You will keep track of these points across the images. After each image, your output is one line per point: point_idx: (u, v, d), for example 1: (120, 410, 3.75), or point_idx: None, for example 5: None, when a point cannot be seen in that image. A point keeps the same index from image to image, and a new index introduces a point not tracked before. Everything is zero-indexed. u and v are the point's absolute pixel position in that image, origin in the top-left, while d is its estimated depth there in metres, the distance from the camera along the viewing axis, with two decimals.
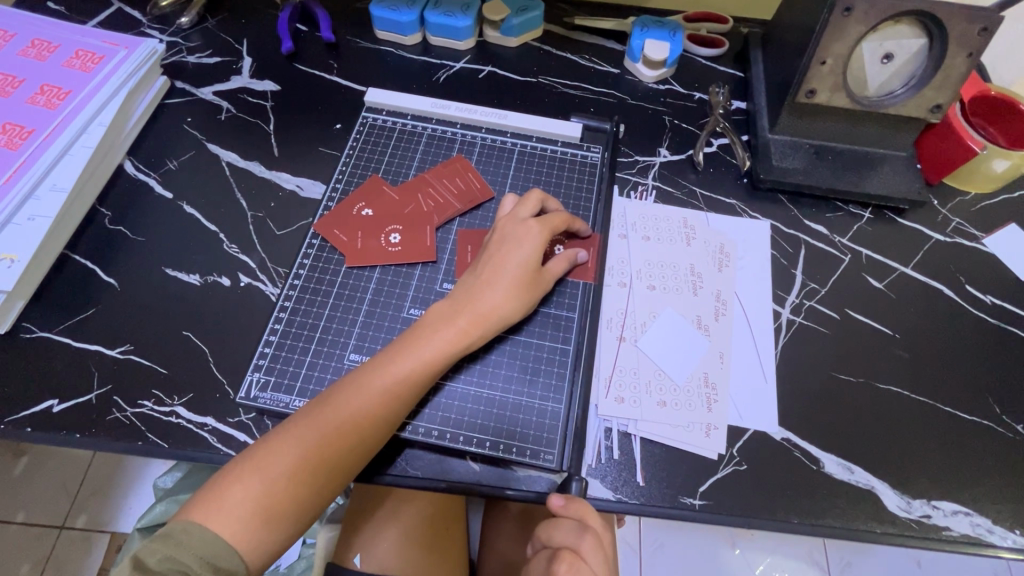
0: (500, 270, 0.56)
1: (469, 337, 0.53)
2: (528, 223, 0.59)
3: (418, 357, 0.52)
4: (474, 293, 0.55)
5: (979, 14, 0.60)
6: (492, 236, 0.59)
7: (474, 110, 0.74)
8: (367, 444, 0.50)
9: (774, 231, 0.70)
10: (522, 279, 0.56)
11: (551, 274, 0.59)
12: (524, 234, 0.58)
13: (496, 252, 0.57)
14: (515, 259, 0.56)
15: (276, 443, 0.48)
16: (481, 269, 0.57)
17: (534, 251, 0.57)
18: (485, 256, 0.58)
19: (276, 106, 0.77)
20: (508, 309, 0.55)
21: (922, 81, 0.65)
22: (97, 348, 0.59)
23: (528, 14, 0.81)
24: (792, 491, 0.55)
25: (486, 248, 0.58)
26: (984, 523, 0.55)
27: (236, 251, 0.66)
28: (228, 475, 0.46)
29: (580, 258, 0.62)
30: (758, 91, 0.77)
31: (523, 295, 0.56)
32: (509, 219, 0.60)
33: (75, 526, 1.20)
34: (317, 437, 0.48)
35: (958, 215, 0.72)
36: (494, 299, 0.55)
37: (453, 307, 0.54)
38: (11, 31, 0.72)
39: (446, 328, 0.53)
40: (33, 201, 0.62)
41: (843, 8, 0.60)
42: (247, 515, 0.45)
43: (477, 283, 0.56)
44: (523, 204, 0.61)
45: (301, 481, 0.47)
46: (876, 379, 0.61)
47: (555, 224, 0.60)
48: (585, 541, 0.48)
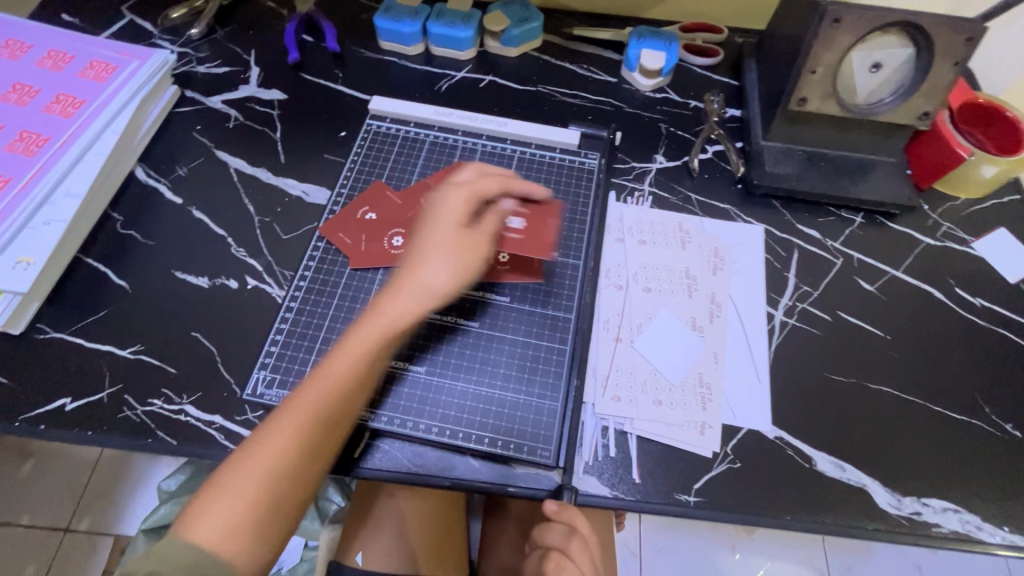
0: (428, 246, 0.55)
1: (405, 312, 0.53)
2: (454, 194, 0.58)
3: (357, 342, 0.51)
4: (407, 273, 0.54)
5: (964, 25, 0.61)
6: (422, 217, 0.58)
7: (475, 118, 0.76)
8: (327, 435, 0.49)
9: (768, 235, 0.72)
10: (454, 249, 0.55)
11: (486, 235, 0.57)
12: (447, 206, 0.57)
13: (425, 230, 0.56)
14: (444, 232, 0.56)
15: (240, 458, 0.47)
16: (410, 249, 0.56)
17: (459, 220, 0.56)
18: (413, 237, 0.57)
19: (282, 115, 0.79)
20: (443, 278, 0.54)
21: (909, 89, 0.67)
22: (108, 348, 0.61)
23: (528, 25, 0.83)
24: (783, 489, 0.56)
25: (417, 227, 0.58)
26: (973, 520, 0.56)
27: (243, 254, 0.68)
28: (202, 498, 0.46)
29: (506, 207, 0.60)
30: (752, 100, 0.79)
31: (457, 262, 0.55)
32: (437, 196, 0.59)
33: (79, 528, 1.21)
34: (270, 442, 0.47)
35: (948, 219, 0.74)
36: (425, 274, 0.54)
37: (388, 290, 0.54)
38: (27, 42, 0.75)
39: (379, 309, 0.53)
40: (48, 207, 0.64)
41: (831, 19, 0.62)
42: (227, 531, 0.45)
43: (407, 263, 0.55)
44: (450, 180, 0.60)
45: (265, 486, 0.46)
46: (867, 379, 0.63)
47: (482, 188, 0.58)
48: (572, 543, 0.52)
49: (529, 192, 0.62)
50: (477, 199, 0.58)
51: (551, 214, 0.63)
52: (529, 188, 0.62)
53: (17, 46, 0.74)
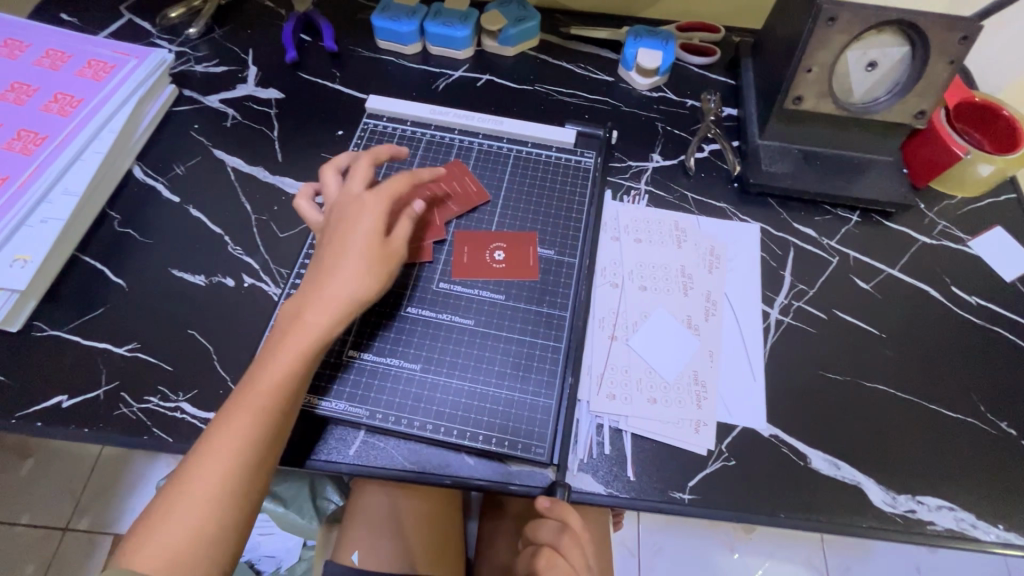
0: (344, 253, 0.52)
1: (325, 322, 0.50)
2: (363, 197, 0.55)
3: (280, 357, 0.49)
4: (322, 282, 0.51)
5: (959, 23, 0.61)
6: (332, 222, 0.55)
7: (472, 117, 0.76)
8: (262, 453, 0.47)
9: (764, 234, 0.72)
10: (370, 254, 0.53)
11: (399, 239, 0.56)
12: (359, 211, 0.55)
13: (339, 237, 0.54)
14: (355, 238, 0.53)
15: (177, 488, 0.45)
16: (325, 258, 0.53)
17: (373, 223, 0.54)
18: (325, 245, 0.54)
19: (280, 114, 0.79)
20: (363, 285, 0.52)
21: (905, 87, 0.67)
22: (105, 346, 0.61)
23: (525, 24, 0.83)
24: (778, 486, 0.57)
25: (327, 234, 0.55)
26: (968, 518, 0.56)
27: (239, 252, 0.68)
28: (144, 531, 0.43)
29: (416, 208, 0.60)
30: (748, 98, 0.79)
31: (374, 267, 0.53)
32: (347, 200, 0.56)
33: (79, 527, 1.22)
34: (199, 467, 0.45)
35: (944, 218, 0.74)
36: (343, 282, 0.51)
37: (302, 301, 0.51)
38: (25, 42, 0.75)
39: (297, 321, 0.50)
40: (45, 205, 0.64)
41: (827, 17, 0.62)
42: (173, 561, 0.42)
43: (321, 271, 0.53)
44: (355, 181, 0.58)
45: (201, 511, 0.44)
46: (862, 377, 0.63)
47: (391, 191, 0.56)
48: (563, 540, 0.52)
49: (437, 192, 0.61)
50: (389, 201, 0.56)
51: (531, 244, 0.67)
52: (428, 171, 0.63)
53: (16, 45, 0.75)
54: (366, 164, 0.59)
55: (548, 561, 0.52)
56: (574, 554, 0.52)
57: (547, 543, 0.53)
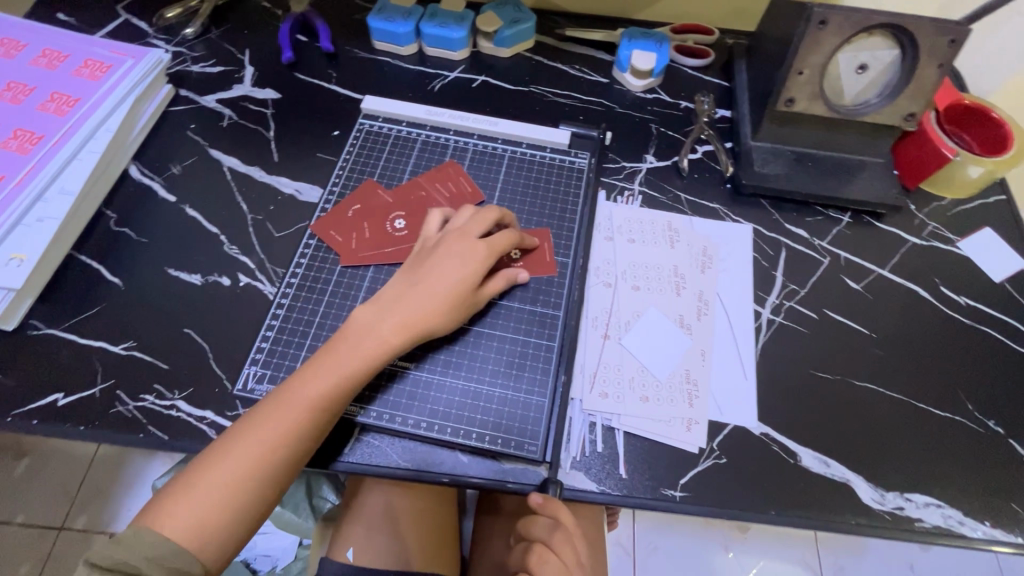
0: (435, 286, 0.56)
1: (396, 341, 0.54)
2: (474, 243, 0.59)
3: (343, 356, 0.53)
4: (406, 303, 0.55)
5: (948, 27, 0.62)
6: (433, 249, 0.59)
7: (467, 118, 0.76)
8: (302, 444, 0.51)
9: (756, 234, 0.73)
10: (457, 296, 0.57)
11: (486, 292, 0.60)
12: (467, 253, 0.58)
13: (433, 266, 0.57)
14: (452, 278, 0.57)
15: (213, 455, 0.49)
16: (414, 277, 0.57)
17: (472, 273, 0.57)
18: (420, 265, 0.58)
19: (276, 114, 0.79)
20: (439, 320, 0.56)
21: (895, 90, 0.68)
22: (101, 344, 0.62)
23: (521, 26, 0.84)
24: (768, 483, 0.57)
25: (425, 258, 0.59)
26: (955, 515, 0.57)
27: (235, 252, 0.68)
28: (172, 492, 0.48)
29: (520, 277, 0.63)
30: (741, 100, 0.80)
31: (454, 311, 0.57)
32: (456, 234, 0.60)
33: (74, 527, 1.21)
34: (245, 446, 0.49)
35: (934, 219, 0.75)
36: (424, 311, 0.55)
37: (386, 314, 0.55)
38: (22, 41, 0.75)
39: (373, 332, 0.54)
40: (42, 204, 0.64)
41: (817, 21, 0.63)
42: (191, 526, 0.46)
43: (406, 292, 0.56)
44: (472, 219, 0.61)
45: (234, 487, 0.48)
46: (852, 376, 0.64)
47: (497, 245, 0.60)
48: (556, 536, 0.53)
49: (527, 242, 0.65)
50: (493, 254, 0.59)
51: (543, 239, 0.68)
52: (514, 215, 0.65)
53: (12, 44, 0.75)
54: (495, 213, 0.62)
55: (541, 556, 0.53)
56: (565, 550, 0.53)
57: (540, 539, 0.54)
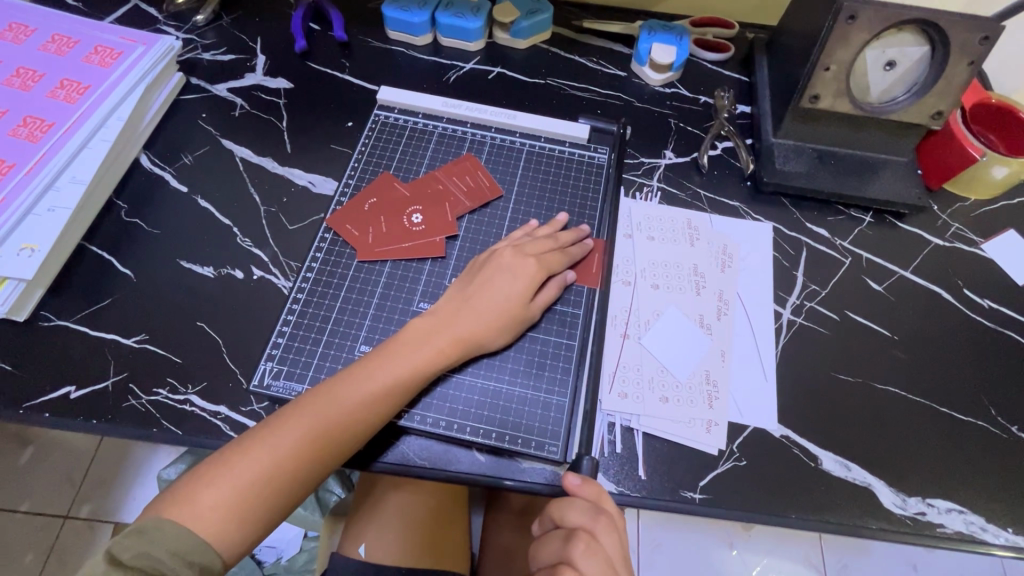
0: (487, 301, 0.57)
1: (449, 352, 0.55)
2: (526, 259, 0.60)
3: (394, 361, 0.53)
4: (461, 317, 0.56)
5: (980, 23, 0.61)
6: (487, 262, 0.60)
7: (484, 111, 0.75)
8: (344, 446, 0.51)
9: (777, 233, 0.71)
10: (509, 312, 0.58)
11: (538, 305, 0.60)
12: (520, 269, 0.59)
13: (486, 280, 0.59)
14: (505, 294, 0.58)
15: (249, 444, 0.48)
16: (468, 291, 0.58)
17: (524, 291, 0.59)
18: (473, 279, 0.59)
19: (289, 104, 0.78)
20: (490, 336, 0.57)
21: (923, 87, 0.66)
22: (113, 337, 0.61)
23: (538, 17, 0.82)
24: (790, 486, 0.57)
25: (479, 270, 0.60)
26: (978, 521, 0.56)
27: (248, 245, 0.67)
28: (201, 477, 0.47)
29: (568, 278, 0.62)
30: (763, 96, 0.78)
31: (505, 326, 0.57)
32: (511, 249, 0.61)
33: (79, 516, 1.21)
34: (289, 442, 0.49)
35: (957, 220, 0.74)
36: (477, 325, 0.56)
37: (441, 326, 0.56)
38: (31, 26, 0.74)
39: (426, 341, 0.55)
40: (52, 193, 0.63)
41: (847, 15, 0.61)
42: (218, 518, 0.46)
43: (461, 306, 0.57)
44: (527, 240, 0.62)
45: (270, 482, 0.48)
46: (874, 379, 0.63)
47: (548, 261, 0.61)
48: (600, 523, 0.49)
49: (578, 256, 0.64)
50: (545, 270, 0.60)
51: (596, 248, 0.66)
52: (571, 236, 0.64)
53: (21, 29, 0.74)
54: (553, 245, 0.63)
55: (586, 544, 0.48)
56: (610, 538, 0.49)
57: (580, 528, 0.49)
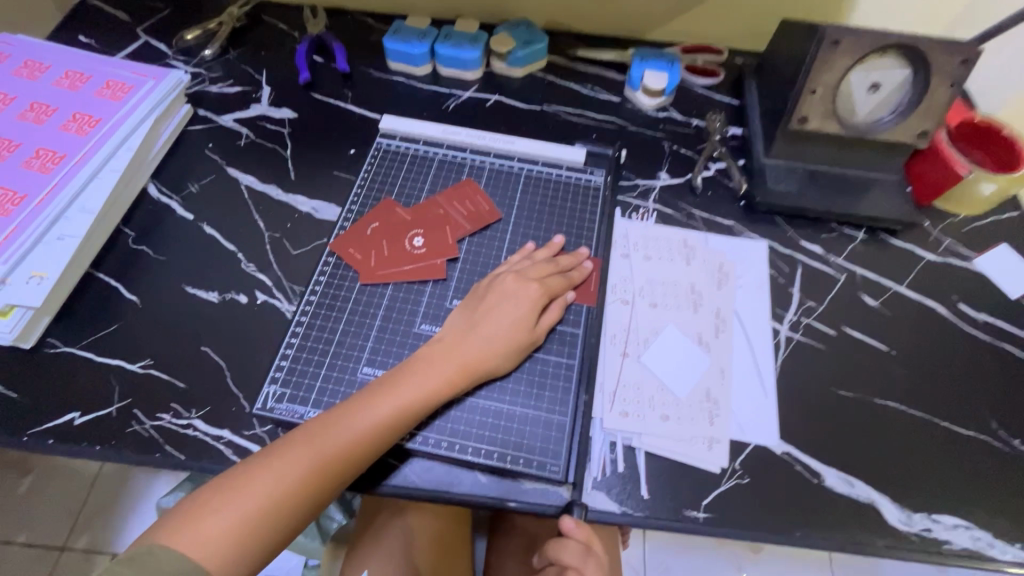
0: (494, 326, 0.58)
1: (456, 378, 0.56)
2: (529, 284, 0.61)
3: (402, 389, 0.54)
4: (468, 342, 0.57)
5: (959, 47, 0.63)
6: (490, 287, 0.61)
7: (483, 137, 0.77)
8: (349, 470, 0.51)
9: (771, 251, 0.73)
10: (513, 337, 0.58)
11: (540, 329, 0.61)
12: (523, 293, 0.60)
13: (492, 305, 0.60)
14: (509, 320, 0.59)
15: (254, 470, 0.49)
16: (474, 317, 0.59)
17: (528, 317, 0.60)
18: (478, 305, 0.60)
19: (293, 133, 0.80)
20: (495, 362, 0.57)
21: (907, 108, 0.68)
22: (118, 362, 0.61)
23: (534, 46, 0.85)
24: (795, 504, 0.56)
25: (483, 295, 0.61)
26: (985, 537, 0.55)
27: (252, 269, 0.68)
28: (204, 502, 0.47)
29: (568, 299, 0.63)
30: (753, 118, 0.81)
31: (510, 351, 0.58)
32: (513, 274, 0.62)
33: (76, 547, 1.20)
34: (296, 467, 0.49)
35: (948, 236, 0.75)
36: (485, 351, 0.57)
37: (449, 354, 0.56)
38: (45, 62, 0.77)
39: (434, 367, 0.55)
40: (62, 222, 0.65)
41: (831, 40, 0.64)
42: (222, 543, 0.46)
43: (468, 331, 0.58)
44: (530, 265, 0.64)
45: (277, 506, 0.48)
46: (874, 395, 0.63)
47: (550, 285, 0.62)
48: (587, 562, 0.54)
49: (580, 279, 0.65)
50: (546, 294, 0.61)
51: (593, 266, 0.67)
52: (570, 260, 0.66)
53: (36, 66, 0.76)
54: (554, 269, 0.64)
55: None
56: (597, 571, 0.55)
57: (573, 567, 0.54)
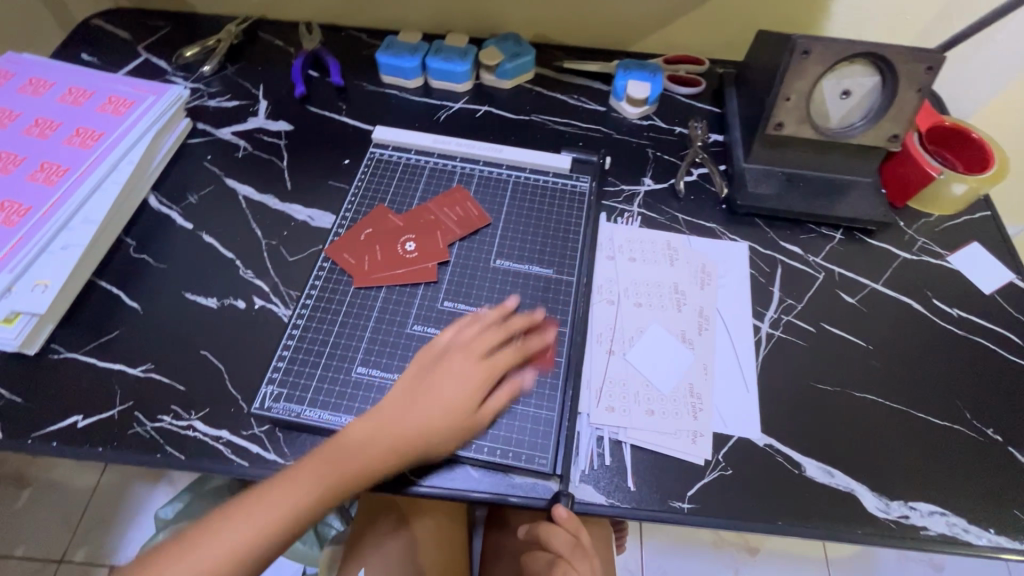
0: (438, 402, 0.57)
1: (392, 459, 0.55)
2: (477, 360, 0.60)
3: (335, 469, 0.53)
4: (409, 420, 0.56)
5: (923, 54, 0.66)
6: (439, 359, 0.60)
7: (472, 146, 0.80)
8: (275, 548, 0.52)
9: (752, 251, 0.75)
10: (456, 416, 0.57)
11: (488, 407, 0.59)
12: (469, 369, 0.59)
13: (438, 380, 0.59)
14: (450, 400, 0.58)
15: (184, 546, 0.50)
16: (420, 392, 0.58)
17: (471, 396, 0.58)
18: (425, 379, 0.59)
19: (289, 144, 0.83)
20: (436, 443, 0.56)
21: (878, 113, 0.71)
22: (120, 367, 0.63)
23: (521, 59, 0.88)
24: (776, 495, 0.58)
25: (431, 368, 0.60)
26: (960, 522, 0.57)
27: (250, 275, 0.71)
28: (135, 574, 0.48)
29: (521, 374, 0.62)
30: (733, 125, 0.84)
31: (452, 433, 0.57)
32: (460, 350, 0.61)
33: (74, 559, 1.20)
34: (223, 545, 0.50)
35: (923, 235, 0.78)
36: (425, 432, 0.56)
37: (386, 434, 0.55)
38: (49, 80, 0.80)
39: (371, 446, 0.55)
40: (66, 232, 0.67)
41: (801, 51, 0.67)
42: None
43: (411, 407, 0.57)
44: (481, 334, 0.62)
45: None
46: (852, 388, 0.65)
47: (499, 360, 0.61)
48: (576, 549, 0.56)
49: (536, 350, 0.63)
50: (494, 370, 0.60)
51: (550, 331, 0.65)
52: (526, 327, 0.64)
53: (41, 83, 0.79)
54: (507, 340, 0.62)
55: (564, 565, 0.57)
56: (582, 563, 0.57)
57: (562, 552, 0.56)
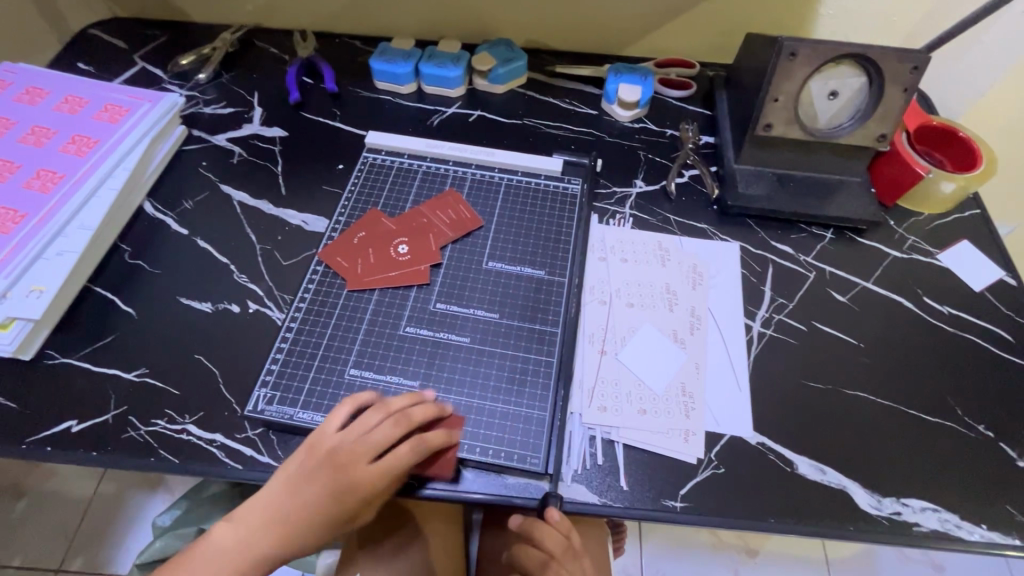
0: (313, 512, 0.53)
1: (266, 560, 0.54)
2: (362, 469, 0.53)
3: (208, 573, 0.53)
4: (284, 526, 0.53)
5: (908, 55, 0.67)
6: (325, 459, 0.54)
7: (465, 150, 0.81)
8: None
9: (744, 251, 0.76)
10: (331, 522, 0.54)
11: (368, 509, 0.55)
12: (353, 478, 0.53)
13: (319, 484, 0.53)
14: (330, 505, 0.53)
15: None
16: (297, 494, 0.53)
17: (358, 500, 0.54)
18: (305, 480, 0.53)
19: (284, 150, 0.84)
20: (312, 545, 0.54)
21: (866, 113, 0.72)
22: (115, 371, 0.64)
23: (513, 64, 0.89)
24: (768, 493, 0.58)
25: (315, 467, 0.54)
26: (952, 519, 0.57)
27: (244, 280, 0.71)
28: None
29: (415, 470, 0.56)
30: (723, 127, 0.84)
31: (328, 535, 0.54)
32: (347, 451, 0.54)
33: (71, 569, 1.20)
34: None
35: (913, 234, 0.78)
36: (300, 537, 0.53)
37: (258, 538, 0.53)
38: (46, 89, 0.81)
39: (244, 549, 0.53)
40: (62, 238, 0.68)
41: (788, 52, 0.68)
42: None
43: (290, 511, 0.53)
44: (367, 436, 0.54)
45: None
46: (843, 385, 0.65)
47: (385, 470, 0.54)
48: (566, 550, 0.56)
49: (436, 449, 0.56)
50: (379, 479, 0.54)
51: (458, 427, 0.58)
52: (425, 425, 0.56)
53: (37, 92, 0.80)
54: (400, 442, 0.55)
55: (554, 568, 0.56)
56: (571, 564, 0.57)
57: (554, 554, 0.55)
